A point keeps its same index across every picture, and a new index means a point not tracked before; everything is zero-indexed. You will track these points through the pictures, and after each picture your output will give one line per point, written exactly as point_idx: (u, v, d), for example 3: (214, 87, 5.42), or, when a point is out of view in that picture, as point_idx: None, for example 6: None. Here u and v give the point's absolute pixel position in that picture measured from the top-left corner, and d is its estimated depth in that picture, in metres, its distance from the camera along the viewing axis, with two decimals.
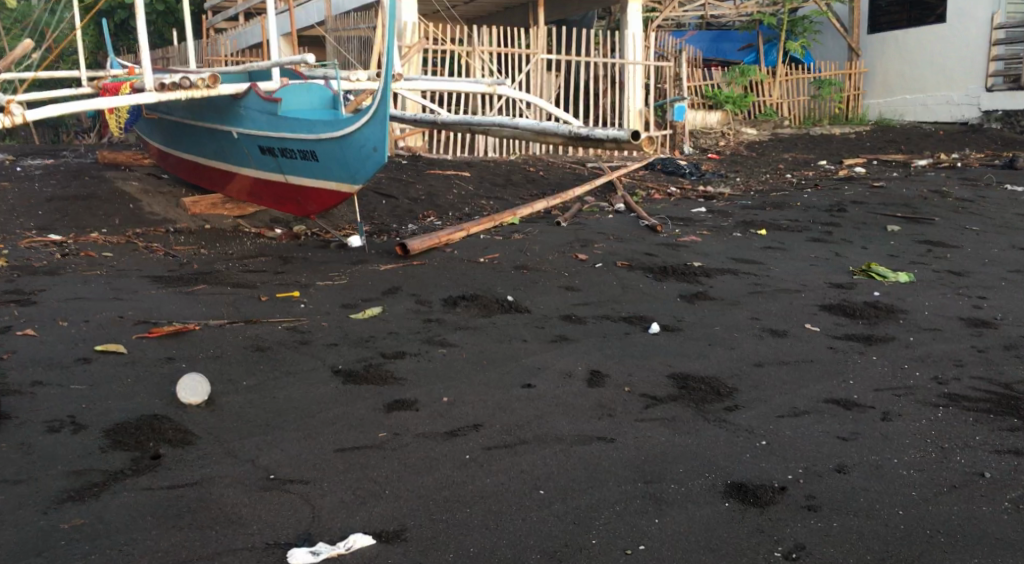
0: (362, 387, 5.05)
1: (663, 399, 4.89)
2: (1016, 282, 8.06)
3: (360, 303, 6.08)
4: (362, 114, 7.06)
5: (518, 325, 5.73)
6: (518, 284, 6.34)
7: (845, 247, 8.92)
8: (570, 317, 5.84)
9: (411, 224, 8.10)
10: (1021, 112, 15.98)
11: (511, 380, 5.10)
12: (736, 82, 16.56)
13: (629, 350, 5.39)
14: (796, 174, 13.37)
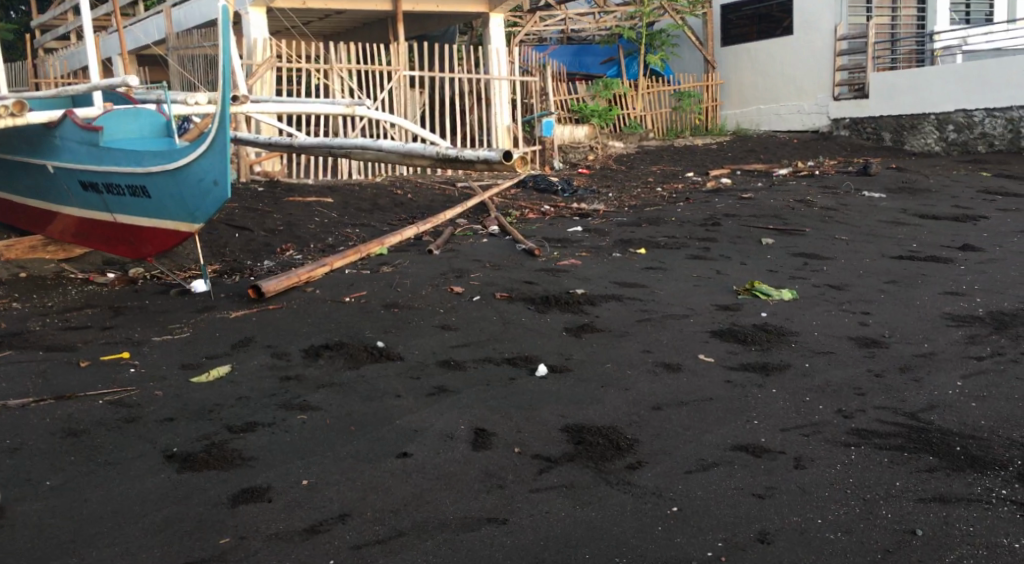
0: (200, 475, 4.43)
1: (558, 460, 4.43)
2: (894, 291, 7.94)
3: (205, 366, 5.44)
4: (197, 143, 6.55)
5: (389, 378, 5.19)
6: (388, 326, 5.81)
7: (722, 260, 8.57)
8: (448, 362, 5.34)
9: (268, 259, 7.48)
10: (867, 119, 16.58)
11: (382, 450, 4.56)
12: (601, 95, 16.48)
13: (512, 401, 4.92)
14: (667, 187, 13.18)
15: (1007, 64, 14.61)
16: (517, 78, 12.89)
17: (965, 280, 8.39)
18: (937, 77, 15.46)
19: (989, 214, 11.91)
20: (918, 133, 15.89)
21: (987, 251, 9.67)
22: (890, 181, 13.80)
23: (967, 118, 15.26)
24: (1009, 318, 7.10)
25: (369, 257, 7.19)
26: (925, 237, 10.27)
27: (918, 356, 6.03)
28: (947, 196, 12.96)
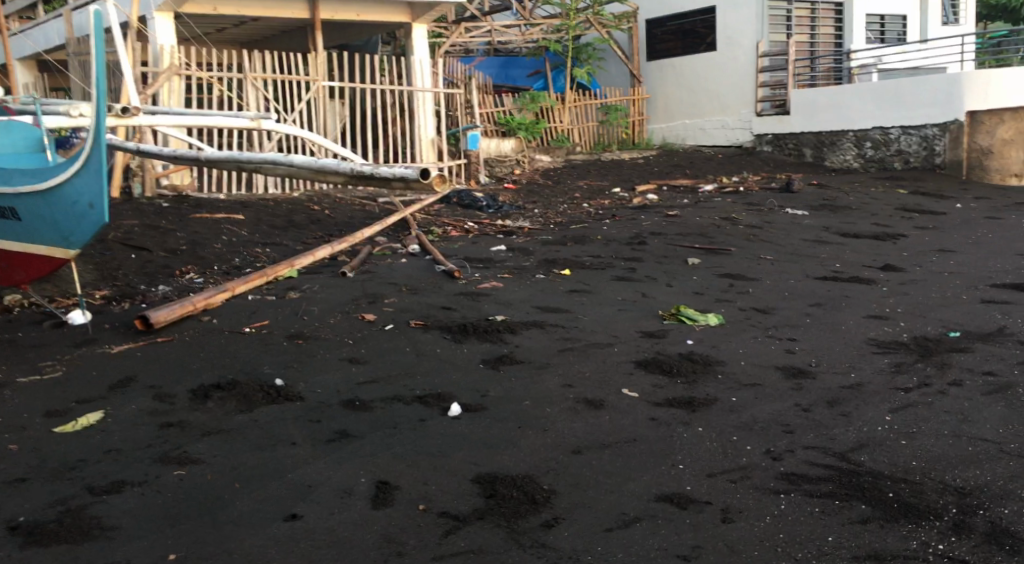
0: (50, 549, 4.01)
1: (466, 518, 4.13)
2: (819, 312, 7.77)
3: (75, 412, 5.03)
4: (71, 161, 6.26)
5: (286, 422, 4.85)
6: (289, 361, 5.47)
7: (647, 280, 8.31)
8: (353, 402, 5.01)
9: (164, 283, 7.07)
10: (788, 135, 16.83)
11: (271, 510, 4.21)
12: (528, 108, 16.18)
13: (419, 448, 4.61)
14: (593, 203, 12.97)
15: (921, 83, 14.81)
16: (441, 90, 12.59)
17: (888, 303, 8.30)
18: (855, 95, 15.69)
19: (907, 232, 12.14)
20: (837, 150, 16.15)
21: (908, 272, 9.66)
22: (812, 199, 13.81)
23: (883, 135, 15.53)
24: (934, 345, 6.98)
25: (278, 280, 6.84)
26: (847, 257, 10.20)
27: (846, 386, 5.85)
28: (868, 214, 13.06)
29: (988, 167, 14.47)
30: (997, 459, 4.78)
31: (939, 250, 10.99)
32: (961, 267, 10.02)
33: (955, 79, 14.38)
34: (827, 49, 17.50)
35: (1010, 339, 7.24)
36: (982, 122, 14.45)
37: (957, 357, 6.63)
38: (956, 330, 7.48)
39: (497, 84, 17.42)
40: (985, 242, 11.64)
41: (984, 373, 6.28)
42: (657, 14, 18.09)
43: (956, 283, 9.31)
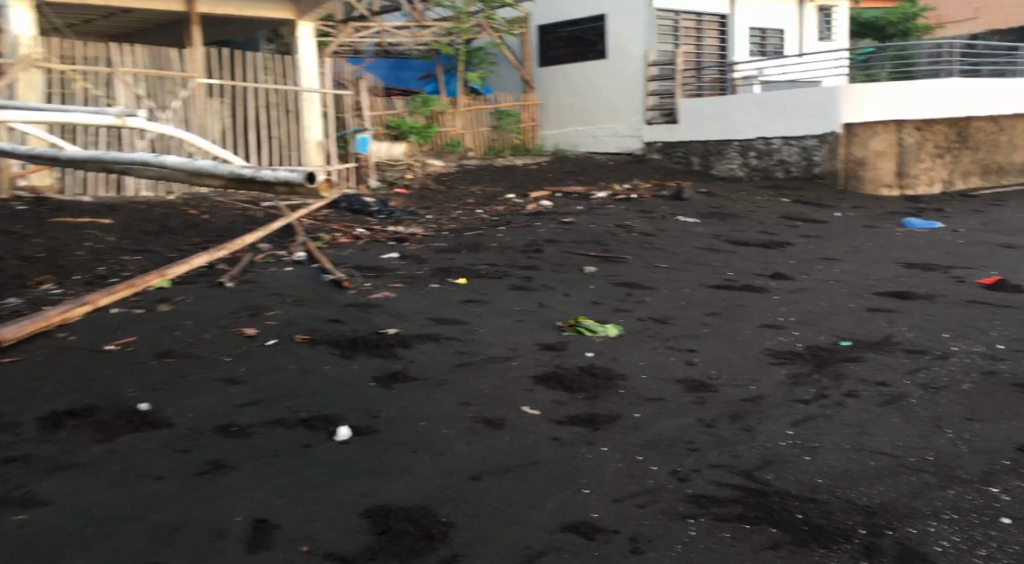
0: None
1: (356, 557, 3.81)
2: (717, 321, 7.61)
3: None
4: None
5: (153, 451, 4.44)
6: (158, 383, 5.04)
7: (545, 289, 8.08)
8: (229, 428, 4.63)
9: (17, 294, 6.50)
10: (677, 143, 16.94)
11: (132, 554, 3.81)
12: (420, 111, 15.88)
13: (302, 478, 4.27)
14: (487, 210, 12.71)
15: (799, 96, 15.10)
16: (329, 91, 12.32)
17: (782, 311, 8.21)
18: (740, 105, 15.89)
19: (794, 239, 12.29)
20: (723, 159, 16.33)
21: (798, 280, 9.66)
22: (702, 206, 13.84)
23: (766, 145, 15.73)
24: (828, 353, 6.83)
25: (147, 291, 6.40)
26: (739, 265, 10.13)
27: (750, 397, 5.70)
28: (755, 222, 13.20)
29: (862, 177, 14.95)
30: (897, 474, 4.64)
31: (825, 258, 11.11)
32: (848, 276, 10.09)
33: (831, 91, 14.69)
34: (713, 61, 18.03)
35: (896, 348, 7.15)
36: (857, 134, 14.84)
37: (850, 365, 6.49)
38: (847, 339, 7.36)
39: (390, 87, 17.37)
40: (867, 251, 11.83)
41: (878, 384, 6.09)
42: (550, 20, 17.95)
43: (842, 291, 9.37)
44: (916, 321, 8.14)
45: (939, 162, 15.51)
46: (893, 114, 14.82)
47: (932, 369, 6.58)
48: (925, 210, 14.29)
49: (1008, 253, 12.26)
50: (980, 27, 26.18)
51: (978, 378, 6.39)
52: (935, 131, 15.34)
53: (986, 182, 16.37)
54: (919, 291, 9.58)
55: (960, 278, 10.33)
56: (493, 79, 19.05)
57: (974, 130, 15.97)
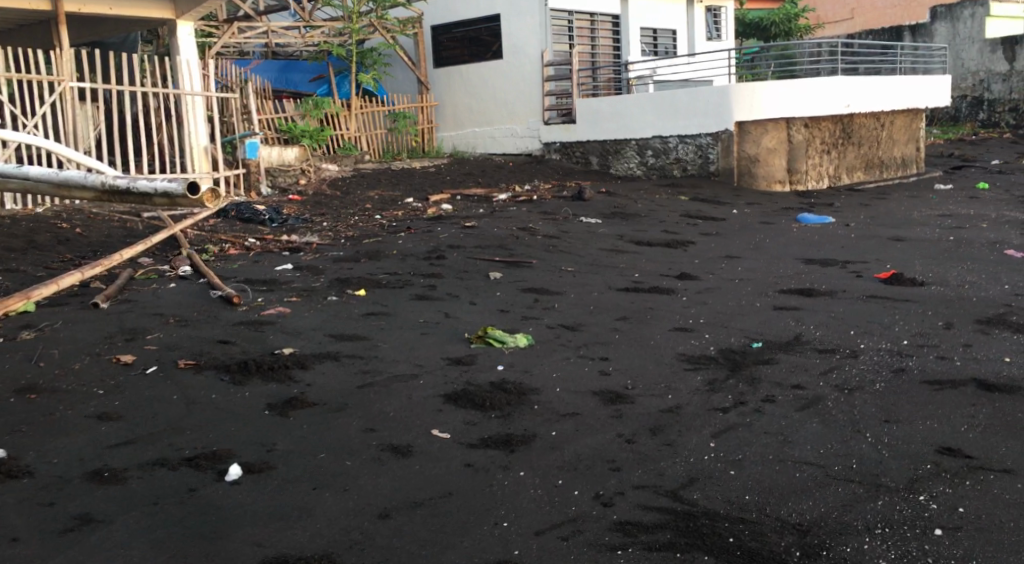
0: None
1: None
2: (627, 325, 7.32)
3: None
4: None
5: (15, 505, 3.98)
6: (22, 422, 4.57)
7: (448, 299, 7.74)
8: (101, 473, 4.18)
9: None
10: (575, 143, 16.74)
11: None
12: (311, 115, 15.46)
13: (189, 527, 3.87)
14: (385, 214, 12.37)
15: (692, 94, 15.08)
16: (213, 94, 11.75)
17: (690, 313, 7.83)
18: (635, 105, 15.77)
19: (695, 238, 12.17)
20: (621, 158, 16.21)
21: (704, 280, 9.36)
22: (603, 207, 13.65)
23: (663, 144, 15.69)
24: (739, 357, 6.44)
25: (10, 315, 5.89)
26: (645, 265, 9.91)
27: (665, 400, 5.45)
28: (656, 221, 13.09)
29: (756, 174, 15.10)
30: (825, 485, 4.36)
31: (727, 256, 10.98)
32: (751, 273, 9.91)
33: (723, 90, 14.69)
34: (607, 60, 17.93)
35: (805, 348, 6.79)
36: (749, 132, 14.99)
37: (761, 369, 6.13)
38: (758, 340, 6.95)
39: (278, 88, 16.69)
40: (766, 248, 11.78)
41: (794, 388, 5.73)
42: (442, 20, 17.62)
43: (747, 289, 9.04)
44: (821, 318, 7.83)
45: (828, 158, 16.39)
46: (784, 113, 14.79)
47: (844, 368, 6.21)
48: (816, 203, 14.78)
49: (900, 247, 12.42)
50: (857, 27, 27.27)
51: (891, 377, 6.04)
52: (822, 128, 15.46)
53: (869, 175, 17.50)
54: (820, 287, 9.29)
55: (859, 272, 10.31)
56: (387, 80, 18.60)
57: (858, 126, 16.89)
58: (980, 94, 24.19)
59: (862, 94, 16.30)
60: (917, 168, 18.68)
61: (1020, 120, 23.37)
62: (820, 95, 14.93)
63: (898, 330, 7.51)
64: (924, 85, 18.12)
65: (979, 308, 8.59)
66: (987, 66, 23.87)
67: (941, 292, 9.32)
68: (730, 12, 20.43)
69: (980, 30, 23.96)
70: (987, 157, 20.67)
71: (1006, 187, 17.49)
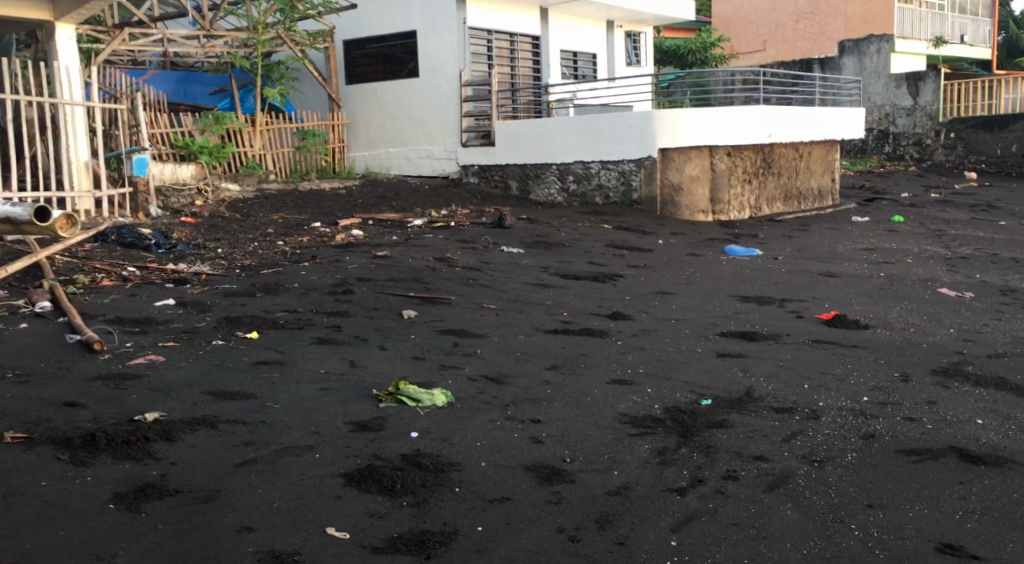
0: None
1: None
2: (558, 377, 6.48)
3: None
4: None
5: None
6: None
7: (354, 344, 6.85)
8: None
9: None
10: (494, 166, 15.92)
11: None
12: (211, 130, 14.41)
13: None
14: (288, 240, 11.42)
15: (616, 119, 14.39)
16: (97, 104, 10.76)
17: (627, 362, 7.01)
18: (557, 129, 15.00)
19: (622, 271, 11.42)
20: (541, 183, 15.43)
21: (638, 320, 8.57)
22: (524, 235, 12.84)
23: (585, 169, 14.96)
24: (689, 420, 5.62)
25: None
26: (573, 303, 9.08)
27: (602, 469, 4.69)
28: (580, 251, 12.32)
29: (678, 204, 14.59)
30: None
31: (658, 292, 10.23)
32: (685, 312, 9.13)
33: (646, 115, 14.05)
34: (526, 81, 17.18)
35: (760, 407, 6.00)
36: (672, 160, 14.42)
37: (713, 434, 5.34)
38: (707, 398, 6.16)
39: (175, 100, 15.62)
40: (697, 282, 11.07)
41: (755, 460, 4.95)
42: (354, 35, 16.72)
43: (685, 332, 8.24)
44: (768, 367, 7.06)
45: (750, 187, 15.81)
46: (705, 141, 14.32)
47: (808, 433, 5.44)
48: (740, 235, 14.20)
49: (833, 282, 11.79)
50: (770, 59, 26.62)
51: (862, 445, 5.24)
52: (743, 157, 15.00)
53: (787, 207, 17.02)
54: (762, 330, 8.50)
55: (796, 310, 9.61)
56: (296, 96, 17.53)
57: (778, 156, 16.40)
58: (886, 128, 24.18)
59: (782, 123, 15.83)
60: (833, 200, 18.30)
61: (923, 153, 23.49)
62: (739, 122, 14.50)
63: (856, 382, 6.78)
64: (839, 117, 17.82)
65: (931, 353, 7.92)
66: (892, 101, 23.89)
67: (885, 333, 8.66)
68: (649, 37, 19.95)
69: (885, 67, 23.82)
70: (897, 190, 20.44)
71: (921, 220, 17.23)
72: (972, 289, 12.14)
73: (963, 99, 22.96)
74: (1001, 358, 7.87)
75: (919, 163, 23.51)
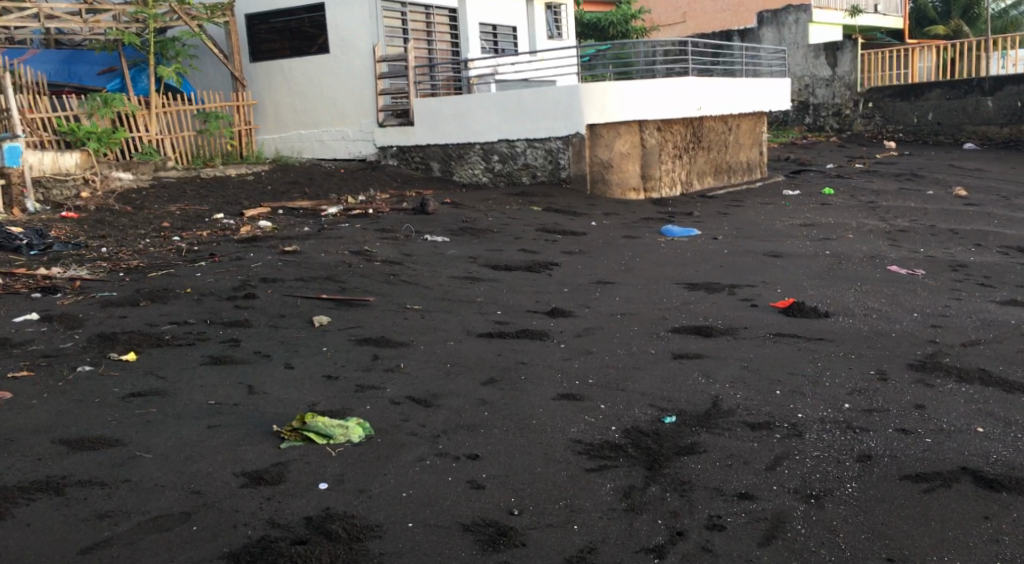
0: None
1: None
2: (496, 396, 5.63)
3: None
4: None
5: None
6: None
7: (255, 363, 6.07)
8: None
9: None
10: (414, 147, 14.88)
11: None
12: (99, 113, 13.27)
13: None
14: (184, 235, 10.71)
15: (542, 93, 13.47)
16: None
17: (573, 372, 6.16)
18: (479, 106, 14.03)
19: (556, 258, 10.54)
20: (465, 163, 14.46)
21: (580, 317, 7.70)
22: (449, 221, 11.86)
23: (510, 148, 14.02)
24: (655, 447, 4.73)
25: None
26: (508, 298, 8.18)
27: (558, 525, 4.03)
28: (510, 237, 11.42)
29: (610, 182, 13.71)
30: None
31: (598, 281, 9.37)
32: (629, 305, 8.27)
33: (572, 89, 13.15)
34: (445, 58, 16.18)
35: (731, 423, 5.11)
36: (601, 136, 13.51)
37: (687, 463, 4.48)
38: (671, 414, 5.30)
39: (57, 82, 14.32)
40: (637, 269, 10.20)
41: (739, 499, 4.22)
42: (257, 8, 15.43)
43: (635, 329, 7.38)
44: (731, 370, 6.21)
45: (680, 163, 15.04)
46: (636, 116, 13.48)
47: (795, 458, 4.58)
48: (675, 214, 13.40)
49: (780, 263, 10.91)
50: (689, 31, 25.96)
51: (861, 473, 4.43)
52: (673, 131, 14.20)
53: (717, 181, 16.31)
54: (718, 323, 7.61)
55: (749, 298, 8.75)
56: (194, 75, 16.25)
57: (707, 130, 15.65)
58: (806, 99, 23.51)
59: (711, 95, 15.07)
60: (761, 173, 17.62)
61: (842, 124, 22.92)
62: (672, 95, 13.72)
63: (832, 385, 5.85)
64: (766, 87, 17.12)
65: (902, 344, 6.93)
66: (810, 72, 23.32)
67: (847, 320, 7.70)
68: (570, 9, 19.03)
69: (804, 36, 23.27)
70: (821, 161, 19.96)
71: (851, 192, 16.65)
72: (922, 265, 11.03)
73: (881, 68, 22.20)
74: (977, 347, 6.93)
75: (839, 134, 22.93)
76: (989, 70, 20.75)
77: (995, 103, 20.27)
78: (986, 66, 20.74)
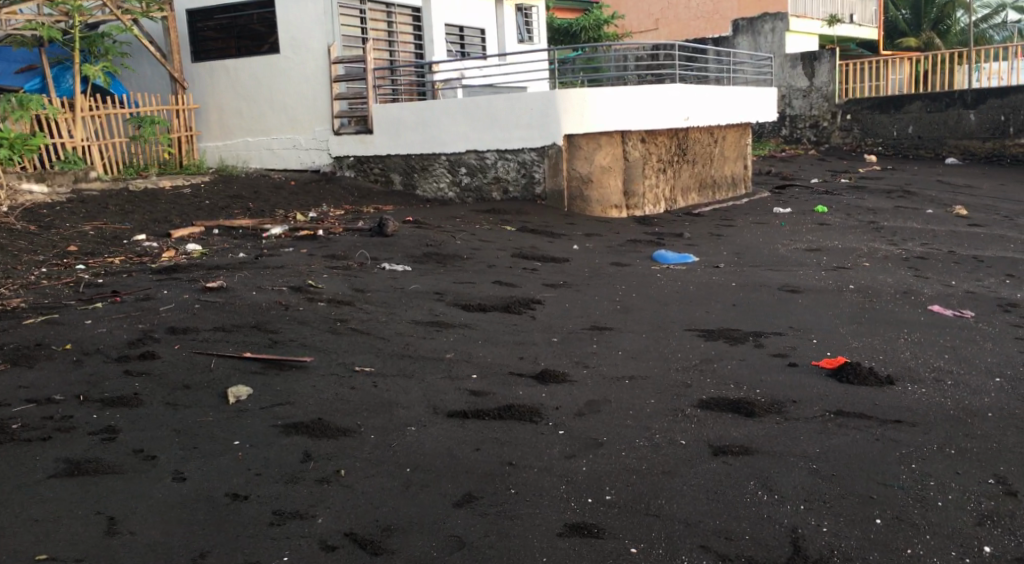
0: None
1: None
2: (480, 531, 4.04)
3: None
4: None
5: None
6: None
7: (137, 477, 4.26)
8: None
9: None
10: (373, 157, 13.01)
11: None
12: (14, 116, 11.20)
13: None
14: (90, 263, 8.79)
15: (515, 98, 11.72)
16: None
17: (582, 480, 4.42)
18: (446, 113, 12.21)
19: (539, 293, 8.78)
20: (429, 176, 12.64)
21: (579, 383, 5.96)
22: (411, 245, 10.05)
23: (479, 160, 12.23)
24: None
25: None
26: (486, 354, 6.43)
27: None
28: (483, 265, 9.65)
29: (589, 198, 12.00)
30: None
31: (594, 327, 7.62)
32: (637, 363, 6.55)
33: (549, 94, 11.42)
34: (407, 60, 14.35)
35: None
36: (579, 147, 11.80)
37: None
38: None
39: None
40: (637, 310, 8.45)
41: None
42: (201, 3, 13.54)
43: (653, 402, 5.64)
44: (799, 479, 4.50)
45: (664, 178, 13.33)
46: (620, 125, 11.80)
47: None
48: (666, 235, 11.72)
49: (802, 301, 9.24)
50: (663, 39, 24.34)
51: None
52: (657, 144, 12.65)
53: (702, 197, 14.64)
54: (758, 394, 5.88)
55: (783, 353, 7.01)
56: (127, 74, 14.27)
57: (692, 141, 13.99)
58: (782, 109, 21.74)
59: (698, 103, 13.41)
60: (746, 188, 15.95)
61: (820, 136, 21.21)
62: (657, 101, 12.10)
63: (950, 508, 4.31)
64: (756, 96, 15.51)
65: (1010, 432, 5.26)
66: (787, 82, 21.53)
67: (920, 392, 6.03)
68: (542, 12, 17.27)
69: (780, 44, 21.58)
70: (805, 175, 18.39)
71: (847, 211, 15.02)
72: (965, 305, 9.39)
73: (859, 79, 20.72)
74: None
75: (817, 147, 21.21)
76: (961, 84, 19.38)
77: (978, 117, 18.84)
78: (959, 80, 19.36)
